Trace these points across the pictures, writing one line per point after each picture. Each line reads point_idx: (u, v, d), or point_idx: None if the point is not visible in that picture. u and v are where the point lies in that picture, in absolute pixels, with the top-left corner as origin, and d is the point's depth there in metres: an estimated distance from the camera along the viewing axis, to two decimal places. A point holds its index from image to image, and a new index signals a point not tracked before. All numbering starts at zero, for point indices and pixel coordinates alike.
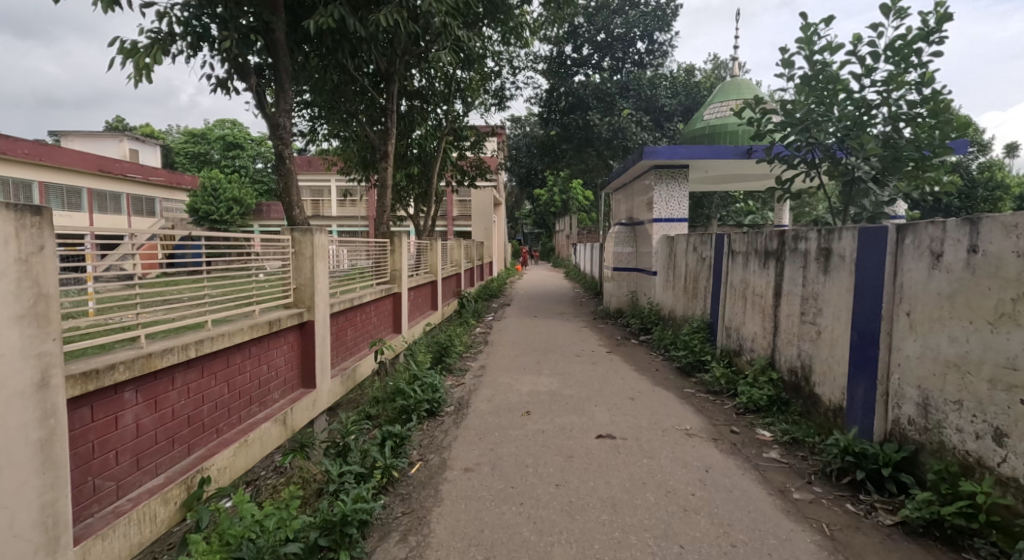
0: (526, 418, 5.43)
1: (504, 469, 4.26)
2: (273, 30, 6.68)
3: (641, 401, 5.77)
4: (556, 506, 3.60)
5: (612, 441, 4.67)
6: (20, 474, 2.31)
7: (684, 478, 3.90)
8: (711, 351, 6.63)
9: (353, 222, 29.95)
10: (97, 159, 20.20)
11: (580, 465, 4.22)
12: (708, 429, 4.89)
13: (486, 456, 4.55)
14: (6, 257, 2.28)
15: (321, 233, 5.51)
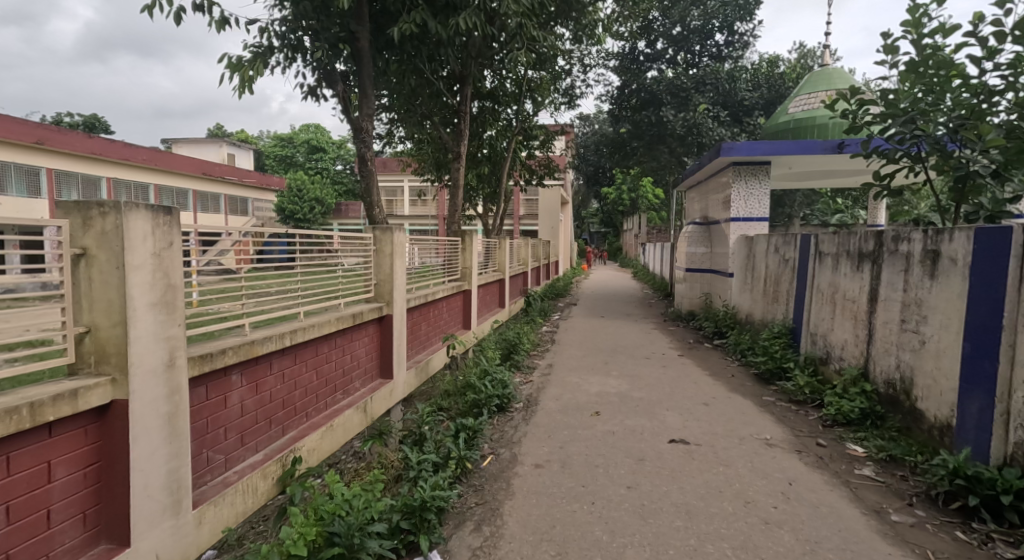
0: (595, 418, 5.43)
1: (574, 468, 4.30)
2: (359, 39, 7.03)
3: (716, 407, 5.62)
4: (628, 508, 3.59)
5: (686, 447, 4.59)
6: (153, 443, 2.59)
7: (765, 490, 3.78)
8: (793, 358, 6.33)
9: (425, 221, 30.80)
10: (202, 163, 22.08)
11: (653, 469, 4.18)
12: (791, 439, 4.69)
13: (556, 454, 4.60)
14: (145, 251, 2.57)
15: (400, 232, 5.78)
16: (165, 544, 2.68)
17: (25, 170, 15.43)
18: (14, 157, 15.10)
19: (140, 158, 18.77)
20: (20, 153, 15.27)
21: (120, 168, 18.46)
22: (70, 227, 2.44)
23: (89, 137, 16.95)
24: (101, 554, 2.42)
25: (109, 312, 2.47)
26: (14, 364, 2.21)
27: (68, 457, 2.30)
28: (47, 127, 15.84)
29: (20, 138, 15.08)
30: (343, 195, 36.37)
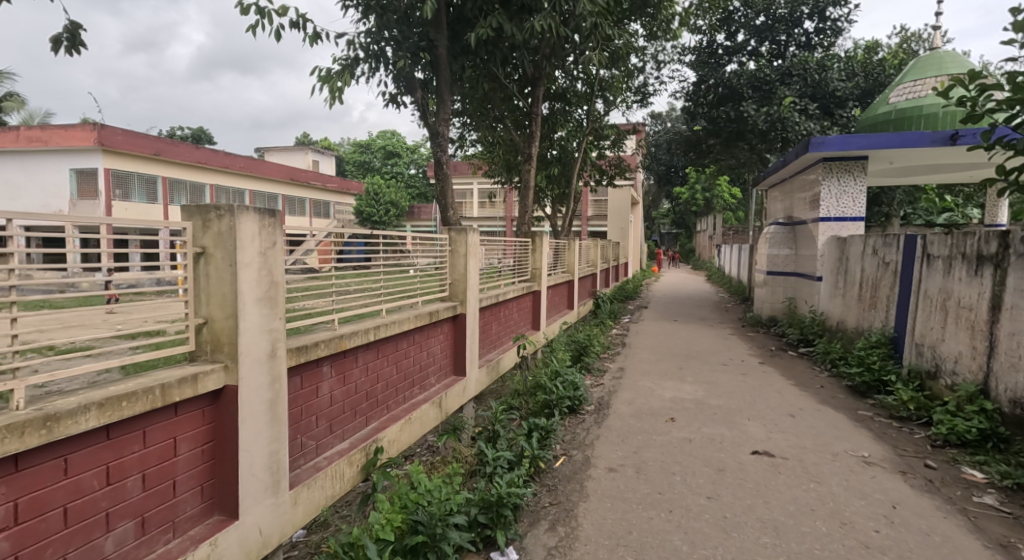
0: (670, 424, 5.33)
1: (649, 474, 4.26)
2: (437, 47, 7.26)
3: (803, 419, 5.37)
4: (709, 520, 3.52)
5: (770, 459, 4.42)
6: (257, 427, 2.83)
7: (865, 512, 3.58)
8: (895, 370, 5.92)
9: (494, 222, 31.14)
10: (290, 168, 23.49)
11: (735, 480, 4.06)
12: (893, 458, 4.41)
13: (630, 459, 4.57)
14: (254, 249, 2.81)
15: (475, 232, 5.92)
16: (266, 519, 2.92)
17: (143, 177, 17.10)
18: (136, 167, 16.84)
19: (237, 165, 20.26)
20: (140, 163, 16.95)
21: (222, 175, 20.05)
22: (189, 229, 2.68)
23: (197, 148, 18.54)
24: (214, 524, 2.67)
25: (223, 305, 2.72)
26: (145, 350, 2.46)
27: (189, 434, 2.55)
28: (162, 139, 17.47)
29: (140, 149, 16.75)
30: (416, 198, 37.47)
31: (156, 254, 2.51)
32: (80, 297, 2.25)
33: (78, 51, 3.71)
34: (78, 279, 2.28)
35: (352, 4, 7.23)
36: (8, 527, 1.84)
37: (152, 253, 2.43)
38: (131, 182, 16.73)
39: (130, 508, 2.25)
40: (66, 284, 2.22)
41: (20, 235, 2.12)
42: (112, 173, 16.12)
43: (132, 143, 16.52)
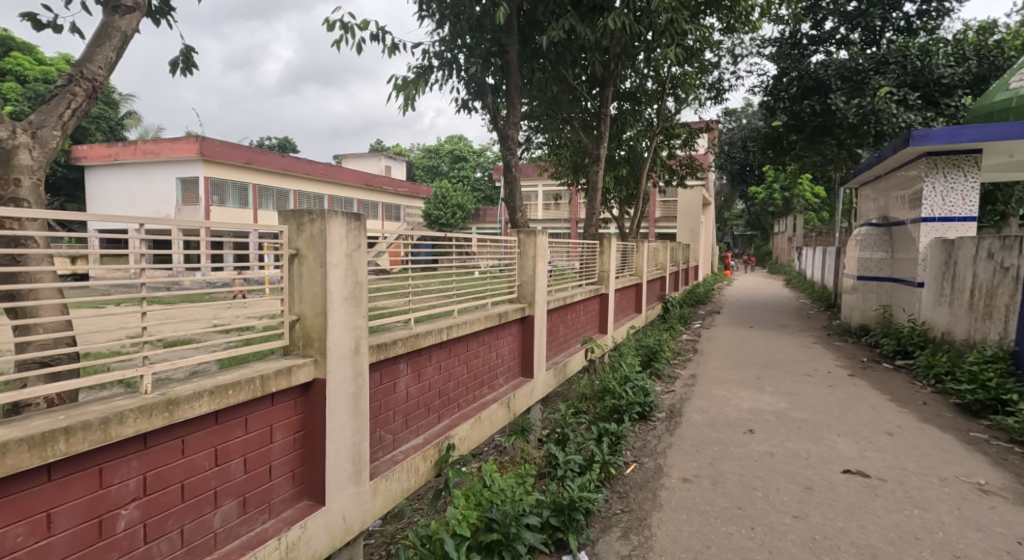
0: (748, 436, 5.15)
1: (727, 487, 4.13)
2: (508, 52, 7.35)
3: (902, 439, 5.03)
4: (796, 540, 3.38)
5: (865, 481, 4.18)
6: (342, 419, 2.99)
7: (981, 545, 3.30)
8: (1016, 390, 5.41)
9: (559, 224, 30.97)
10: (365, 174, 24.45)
11: (825, 501, 3.87)
12: (1014, 488, 4.04)
13: (705, 470, 4.45)
14: (341, 251, 2.98)
15: (544, 235, 5.97)
16: (349, 507, 3.08)
17: (236, 184, 18.38)
18: (230, 175, 18.15)
19: (317, 172, 21.36)
20: (233, 171, 18.25)
21: (305, 182, 21.22)
22: (281, 232, 2.86)
23: (283, 156, 19.73)
24: (303, 509, 2.85)
25: (314, 303, 2.91)
26: (244, 344, 2.66)
27: (283, 423, 2.74)
28: (254, 149, 18.72)
29: (234, 158, 18.06)
30: (482, 201, 38.00)
31: (248, 255, 2.66)
32: (184, 294, 2.42)
33: (192, 72, 4.07)
34: (181, 277, 2.45)
35: (427, 13, 7.45)
36: (138, 497, 2.04)
37: (244, 254, 2.57)
38: (226, 189, 18.02)
39: (233, 488, 2.45)
40: (172, 282, 2.39)
41: (134, 237, 2.30)
42: (210, 181, 17.45)
43: (226, 153, 17.84)
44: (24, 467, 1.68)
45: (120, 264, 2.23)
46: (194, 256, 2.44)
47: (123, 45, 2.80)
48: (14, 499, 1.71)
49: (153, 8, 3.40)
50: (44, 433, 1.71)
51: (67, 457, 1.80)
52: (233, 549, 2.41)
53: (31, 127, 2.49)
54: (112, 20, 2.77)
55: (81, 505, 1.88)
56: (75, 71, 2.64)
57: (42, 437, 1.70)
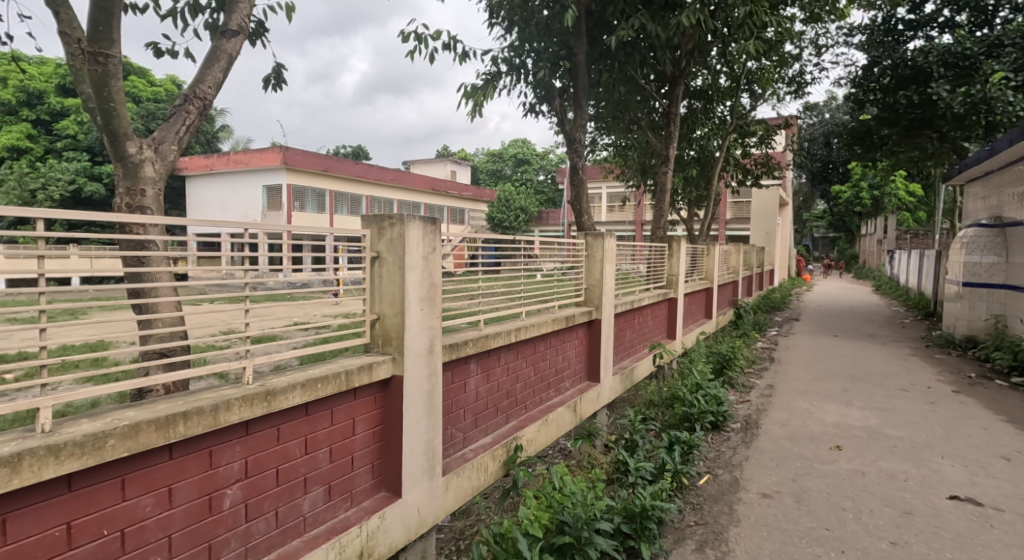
0: (836, 453, 4.89)
1: (812, 505, 3.96)
2: (575, 54, 7.26)
3: (1019, 465, 4.61)
4: None
5: (975, 509, 3.87)
6: (417, 415, 3.11)
7: None
8: None
9: (623, 226, 30.13)
10: (431, 179, 25.07)
11: (927, 528, 3.62)
12: None
13: (787, 486, 4.28)
14: (418, 254, 3.10)
15: (612, 237, 5.91)
16: (423, 500, 3.20)
17: (315, 191, 19.45)
18: (309, 182, 19.20)
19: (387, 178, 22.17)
20: (313, 179, 19.30)
21: (376, 188, 22.04)
22: (362, 236, 3.01)
23: (358, 163, 20.60)
24: (381, 499, 2.99)
25: (393, 303, 3.05)
26: (327, 341, 2.81)
27: (364, 416, 2.89)
28: (331, 157, 19.71)
29: (313, 166, 19.08)
30: (545, 204, 37.96)
31: (324, 257, 2.78)
32: (268, 293, 2.56)
33: (282, 88, 4.36)
34: (265, 278, 2.58)
35: (496, 21, 7.59)
36: (241, 479, 2.22)
37: (320, 256, 2.69)
38: (307, 195, 19.20)
39: (319, 476, 2.61)
40: (257, 282, 2.53)
41: (226, 240, 2.46)
42: (291, 188, 18.60)
43: (308, 162, 18.95)
44: (151, 446, 1.86)
45: (219, 265, 2.42)
46: (278, 258, 2.57)
47: (229, 65, 3.06)
48: (143, 474, 1.90)
49: (251, 31, 3.69)
50: (166, 416, 1.89)
51: (186, 438, 1.98)
52: (320, 533, 2.57)
53: (154, 143, 2.77)
54: (220, 44, 3.04)
55: (196, 483, 2.07)
56: (189, 91, 2.91)
57: (166, 420, 1.89)
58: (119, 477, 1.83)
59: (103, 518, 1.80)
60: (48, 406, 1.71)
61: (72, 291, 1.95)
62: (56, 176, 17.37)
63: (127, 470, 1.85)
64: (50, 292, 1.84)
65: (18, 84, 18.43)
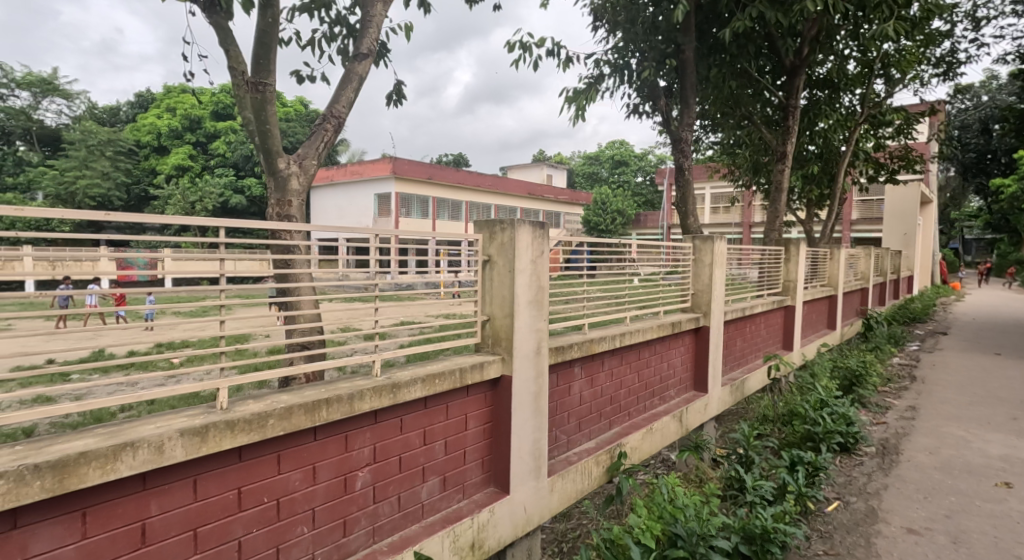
0: (1003, 491, 4.33)
1: (972, 548, 3.54)
2: (683, 51, 7.05)
3: None
4: None
5: None
6: (525, 415, 3.20)
7: None
8: None
9: (728, 227, 28.44)
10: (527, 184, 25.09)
11: None
12: None
13: (939, 523, 3.86)
14: (527, 258, 3.18)
15: (722, 241, 5.67)
16: (530, 499, 3.28)
17: (421, 198, 20.39)
18: (415, 190, 20.22)
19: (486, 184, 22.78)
20: (419, 187, 20.32)
21: (476, 194, 22.66)
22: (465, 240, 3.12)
23: (458, 169, 21.30)
24: (490, 495, 3.10)
25: (503, 305, 3.15)
26: (432, 339, 2.97)
27: (476, 413, 3.03)
28: (434, 166, 20.68)
29: (416, 174, 20.10)
30: (645, 206, 36.76)
31: (427, 260, 2.89)
32: (381, 293, 2.72)
33: (401, 104, 4.68)
34: (376, 279, 2.74)
35: (601, 24, 7.59)
36: (370, 463, 2.42)
37: (423, 258, 2.79)
38: (413, 202, 20.20)
39: (436, 467, 2.77)
40: (368, 283, 2.69)
41: (355, 247, 2.68)
42: (399, 196, 19.69)
43: (413, 170, 20.02)
44: (302, 426, 2.09)
45: (354, 268, 2.65)
46: (387, 260, 2.71)
47: (360, 85, 3.34)
48: (294, 451, 2.13)
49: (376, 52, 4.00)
50: (313, 400, 2.11)
51: (328, 422, 2.20)
52: (436, 521, 2.72)
53: (299, 158, 3.09)
54: (353, 67, 3.33)
55: (334, 463, 2.28)
56: (327, 111, 3.22)
57: (314, 404, 2.11)
58: (276, 453, 2.07)
59: (263, 488, 2.04)
60: (224, 386, 1.98)
61: (221, 289, 2.23)
62: (210, 190, 19.69)
63: (282, 447, 2.09)
64: (207, 289, 2.11)
65: (182, 111, 21.13)
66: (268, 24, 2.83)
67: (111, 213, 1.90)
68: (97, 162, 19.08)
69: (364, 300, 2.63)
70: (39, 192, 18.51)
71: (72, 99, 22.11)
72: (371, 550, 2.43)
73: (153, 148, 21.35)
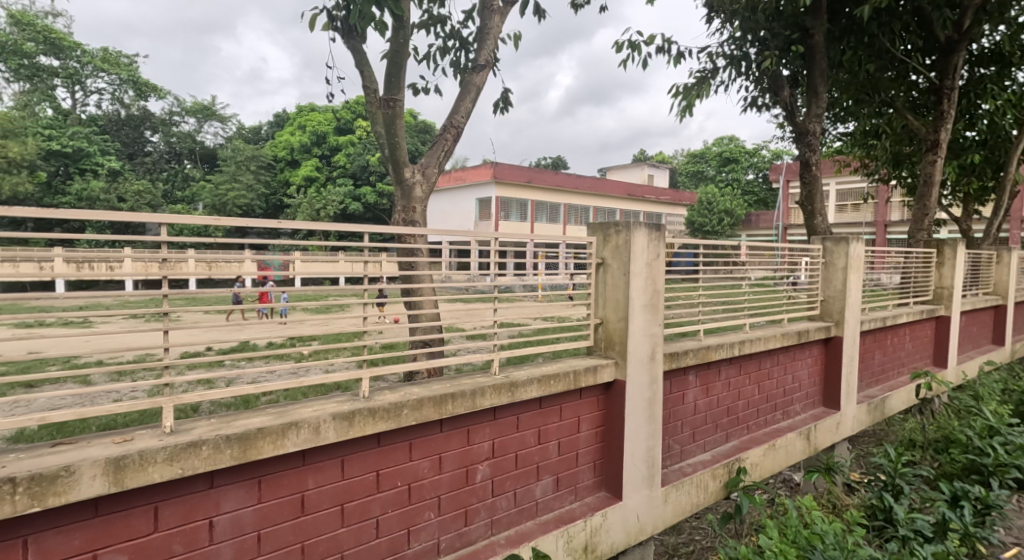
0: None
1: None
2: (812, 36, 6.57)
3: None
4: None
5: None
6: (638, 420, 3.14)
7: None
8: None
9: (860, 227, 25.73)
10: (627, 185, 24.45)
11: None
12: None
13: None
14: (642, 261, 3.12)
15: (859, 242, 5.19)
16: (643, 507, 3.21)
17: (518, 202, 20.74)
18: (516, 193, 20.63)
19: (586, 186, 22.61)
20: (518, 191, 20.65)
21: (576, 197, 22.57)
22: (564, 242, 3.10)
23: (558, 172, 21.28)
24: (602, 499, 3.08)
25: (617, 308, 3.13)
26: (529, 338, 3.02)
27: (589, 416, 3.03)
28: (534, 169, 20.84)
29: (517, 178, 20.44)
30: (756, 205, 34.32)
31: (525, 262, 2.90)
32: (492, 296, 2.81)
33: (509, 109, 4.79)
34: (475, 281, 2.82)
35: (716, 14, 7.21)
36: (489, 458, 2.52)
37: (522, 261, 2.82)
38: (511, 205, 20.56)
39: (550, 466, 2.81)
40: (484, 287, 2.79)
41: (470, 251, 2.79)
42: (498, 200, 20.15)
43: (513, 174, 20.34)
44: (431, 418, 2.23)
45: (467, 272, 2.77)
46: (486, 263, 2.77)
47: (477, 95, 3.50)
48: (423, 441, 2.27)
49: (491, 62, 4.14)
50: (441, 394, 2.24)
51: (453, 415, 2.32)
52: (551, 519, 2.77)
53: (422, 168, 3.30)
54: (472, 78, 3.49)
55: (457, 455, 2.40)
56: (447, 122, 3.40)
57: (442, 399, 2.25)
58: (408, 441, 2.22)
59: (397, 472, 2.20)
60: (365, 376, 2.16)
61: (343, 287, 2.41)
62: (331, 199, 21.46)
63: (413, 436, 2.24)
64: (330, 288, 2.31)
65: (311, 127, 23.09)
66: (399, 46, 3.05)
67: (255, 219, 2.14)
68: (243, 176, 21.39)
69: (472, 301, 2.74)
70: (200, 204, 21.18)
71: (225, 121, 25.00)
72: (489, 542, 2.52)
73: (287, 162, 23.48)
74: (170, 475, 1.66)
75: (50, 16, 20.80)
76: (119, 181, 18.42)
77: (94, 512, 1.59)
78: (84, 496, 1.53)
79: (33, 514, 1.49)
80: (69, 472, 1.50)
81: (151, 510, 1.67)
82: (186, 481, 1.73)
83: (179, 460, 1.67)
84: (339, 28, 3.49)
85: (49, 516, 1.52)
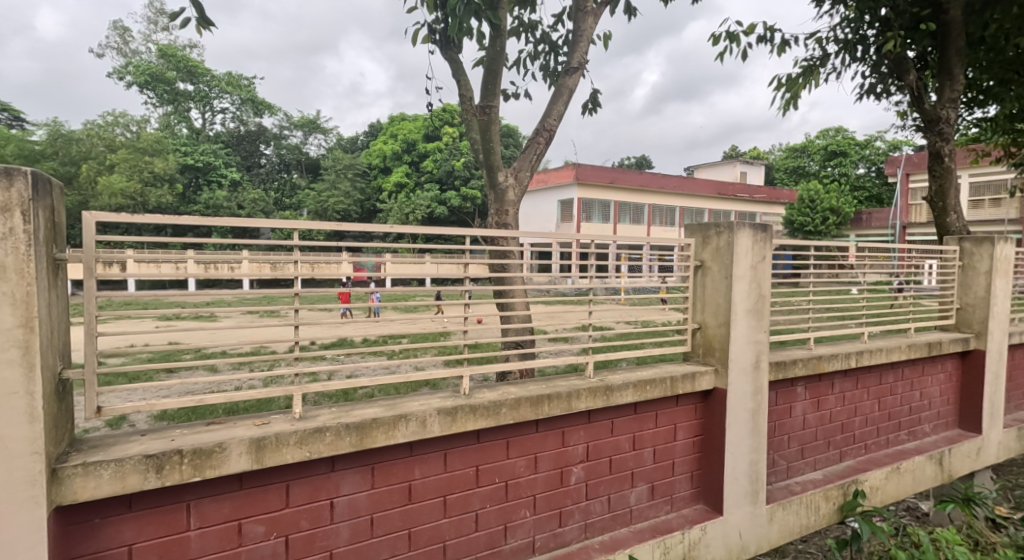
0: None
1: None
2: (947, 12, 5.94)
3: None
4: None
5: None
6: (741, 432, 2.96)
7: None
8: None
9: (999, 226, 22.66)
10: (719, 184, 23.40)
11: None
12: None
13: None
14: (745, 264, 2.95)
15: (1008, 243, 4.60)
16: (746, 524, 3.02)
17: (602, 202, 20.45)
18: (600, 195, 20.37)
19: (674, 185, 21.92)
20: (601, 192, 20.39)
21: (663, 197, 21.90)
22: (651, 243, 3.00)
23: (644, 172, 20.77)
24: (700, 512, 2.94)
25: (717, 313, 2.99)
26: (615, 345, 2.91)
27: (686, 424, 2.92)
28: (617, 170, 20.49)
29: (601, 180, 20.14)
30: (867, 202, 31.46)
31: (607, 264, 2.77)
32: (584, 300, 2.77)
33: (595, 109, 4.74)
34: (557, 282, 2.77)
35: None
36: (584, 460, 2.48)
37: (602, 263, 2.73)
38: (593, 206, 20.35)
39: (645, 473, 2.73)
40: (580, 291, 2.76)
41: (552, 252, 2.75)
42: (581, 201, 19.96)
43: (596, 175, 20.08)
44: (529, 418, 2.24)
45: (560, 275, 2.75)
46: (568, 265, 2.73)
47: (570, 98, 3.48)
48: (521, 440, 2.29)
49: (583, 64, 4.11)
50: (538, 395, 2.25)
51: (549, 416, 2.32)
52: (646, 528, 2.68)
53: (516, 171, 3.33)
54: (564, 81, 3.48)
55: (552, 456, 2.39)
56: (540, 125, 3.40)
57: (540, 399, 2.25)
58: (505, 439, 2.25)
59: (496, 469, 2.23)
60: (465, 374, 2.21)
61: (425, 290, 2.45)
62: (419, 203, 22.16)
63: (511, 435, 2.26)
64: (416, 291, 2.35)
65: (403, 135, 24.10)
66: (495, 52, 3.09)
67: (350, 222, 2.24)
68: (342, 183, 22.75)
69: (562, 304, 2.70)
70: (305, 210, 22.82)
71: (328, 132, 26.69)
72: (584, 545, 2.49)
73: (381, 170, 24.59)
74: (300, 457, 1.78)
75: (191, 48, 23.62)
76: (240, 191, 20.15)
77: (239, 485, 1.74)
78: (233, 470, 1.68)
79: (193, 482, 1.67)
80: (222, 448, 1.66)
81: (283, 487, 1.81)
82: (312, 463, 1.85)
83: (307, 443, 1.79)
84: (437, 40, 3.61)
85: (205, 486, 1.69)
